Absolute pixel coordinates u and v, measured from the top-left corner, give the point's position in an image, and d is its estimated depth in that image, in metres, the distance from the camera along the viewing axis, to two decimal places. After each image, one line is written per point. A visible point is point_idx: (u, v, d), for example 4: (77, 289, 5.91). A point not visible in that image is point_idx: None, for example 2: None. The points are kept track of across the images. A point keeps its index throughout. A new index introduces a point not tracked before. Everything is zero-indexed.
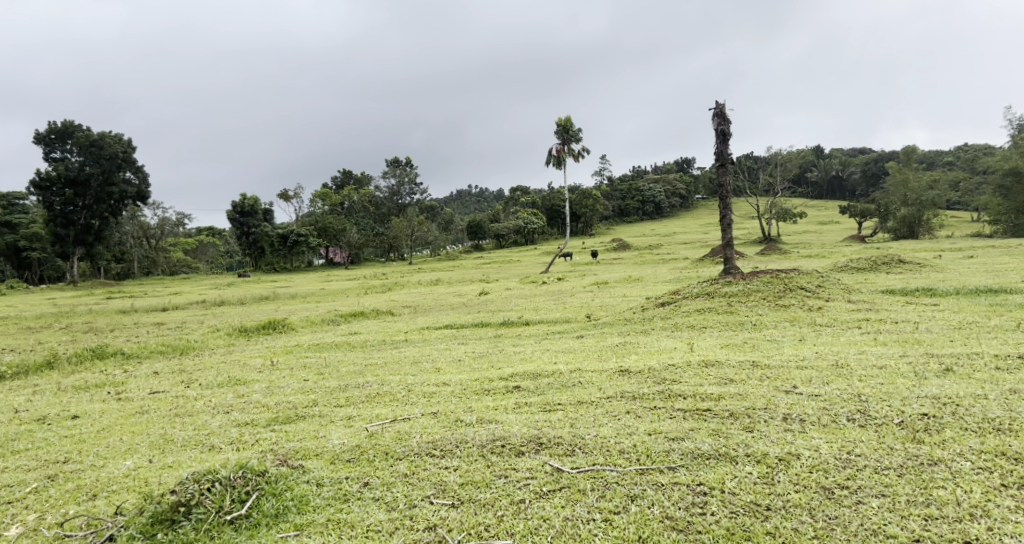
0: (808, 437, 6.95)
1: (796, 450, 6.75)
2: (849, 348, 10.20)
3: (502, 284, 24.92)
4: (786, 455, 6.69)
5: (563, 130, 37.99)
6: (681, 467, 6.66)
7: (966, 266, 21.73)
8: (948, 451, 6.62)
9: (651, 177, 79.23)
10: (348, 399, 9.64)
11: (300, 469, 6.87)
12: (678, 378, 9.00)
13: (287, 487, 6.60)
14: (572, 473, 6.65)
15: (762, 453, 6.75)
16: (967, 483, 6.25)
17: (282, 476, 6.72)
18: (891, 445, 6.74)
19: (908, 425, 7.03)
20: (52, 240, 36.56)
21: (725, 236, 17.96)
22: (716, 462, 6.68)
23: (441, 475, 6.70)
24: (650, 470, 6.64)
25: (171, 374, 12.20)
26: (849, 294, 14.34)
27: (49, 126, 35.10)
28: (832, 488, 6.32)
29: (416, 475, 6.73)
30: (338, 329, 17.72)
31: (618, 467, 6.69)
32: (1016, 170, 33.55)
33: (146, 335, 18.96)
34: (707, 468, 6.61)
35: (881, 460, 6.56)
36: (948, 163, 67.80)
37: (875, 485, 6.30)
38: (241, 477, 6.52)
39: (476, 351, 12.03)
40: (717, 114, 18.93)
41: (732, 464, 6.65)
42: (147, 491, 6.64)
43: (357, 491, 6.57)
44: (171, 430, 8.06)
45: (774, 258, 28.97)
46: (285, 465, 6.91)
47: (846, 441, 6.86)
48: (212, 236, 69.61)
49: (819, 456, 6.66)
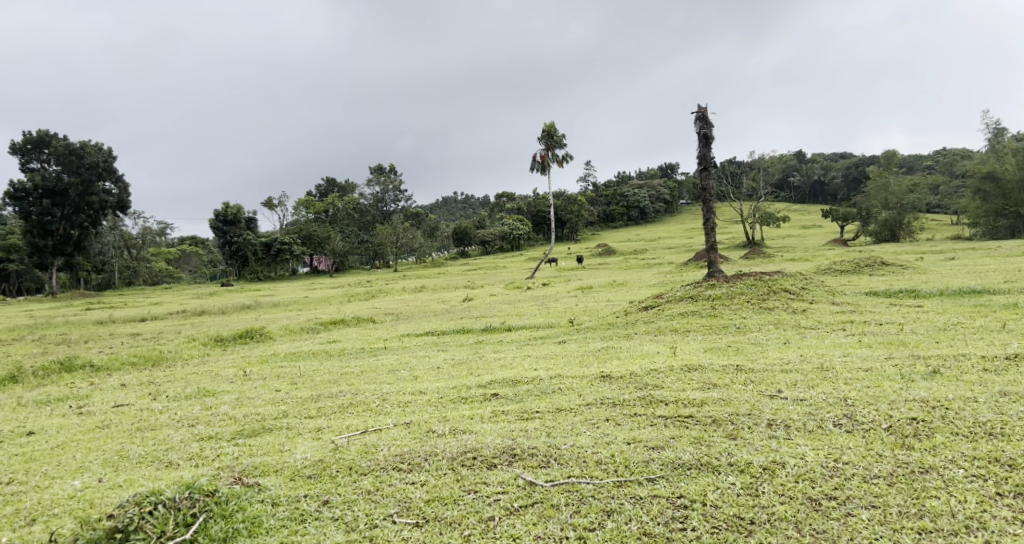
0: (793, 444, 6.68)
1: (779, 459, 6.47)
2: (834, 350, 9.98)
3: (485, 290, 24.56)
4: (770, 464, 6.42)
5: (547, 135, 37.81)
6: (661, 478, 6.37)
7: (948, 268, 21.66)
8: (940, 457, 6.37)
9: (636, 183, 79.26)
10: (319, 410, 9.30)
11: (257, 487, 6.51)
12: (660, 383, 8.73)
13: (239, 508, 6.24)
14: (546, 487, 6.35)
15: (745, 462, 6.47)
16: (962, 493, 6.00)
17: (235, 495, 6.35)
18: (878, 453, 6.47)
19: (897, 430, 6.79)
20: (30, 251, 35.71)
21: (708, 240, 17.75)
22: (697, 472, 6.40)
23: (408, 491, 6.38)
24: (628, 482, 6.35)
25: (139, 386, 11.81)
26: (833, 296, 14.15)
27: (24, 135, 34.47)
28: (818, 500, 6.05)
29: (381, 491, 6.40)
30: (317, 338, 17.34)
31: (594, 479, 6.39)
32: (994, 174, 33.68)
33: (119, 347, 18.48)
34: (688, 479, 6.33)
35: (869, 469, 6.30)
36: (928, 168, 68.34)
37: (864, 496, 6.04)
38: (188, 498, 6.16)
39: (455, 358, 11.69)
40: (699, 118, 18.75)
41: (714, 474, 6.36)
42: (88, 515, 6.26)
43: (316, 510, 6.23)
44: (127, 447, 7.69)
45: (757, 262, 28.82)
46: (240, 482, 6.55)
47: (833, 448, 6.59)
48: (195, 246, 68.81)
49: (803, 465, 6.38)
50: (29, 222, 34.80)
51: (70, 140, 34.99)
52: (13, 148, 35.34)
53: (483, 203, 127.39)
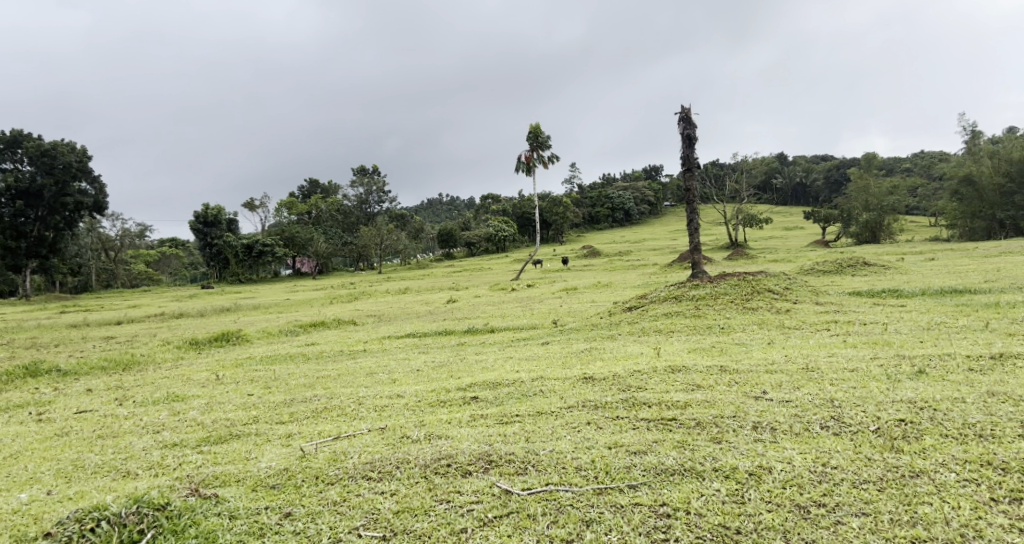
0: (780, 448, 6.47)
1: (767, 464, 6.26)
2: (819, 351, 9.83)
3: (469, 291, 24.29)
4: (756, 469, 6.21)
5: (533, 136, 37.58)
6: (643, 485, 6.14)
7: (929, 269, 21.63)
8: (930, 461, 6.19)
9: (621, 185, 79.24)
10: (292, 415, 9.03)
11: (216, 499, 6.17)
12: (644, 385, 8.49)
13: (192, 522, 5.89)
14: (522, 495, 6.09)
15: (731, 467, 6.25)
16: (955, 499, 5.81)
17: (188, 509, 5.98)
18: (867, 457, 6.27)
19: (885, 432, 6.59)
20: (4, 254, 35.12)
21: (692, 240, 17.55)
22: (681, 478, 6.17)
23: (376, 502, 6.10)
24: (608, 490, 6.11)
25: (105, 391, 11.72)
26: (817, 297, 14.01)
27: None
28: (807, 507, 5.84)
29: (349, 502, 6.12)
30: (295, 340, 17.00)
31: (573, 487, 6.15)
32: (970, 177, 33.88)
33: (92, 351, 18.04)
34: (671, 486, 6.10)
35: (858, 473, 6.10)
36: (907, 170, 68.83)
37: (854, 503, 5.84)
38: (136, 513, 5.80)
39: (435, 360, 11.41)
40: (682, 118, 18.60)
41: (698, 480, 6.14)
42: (30, 534, 5.93)
43: (276, 524, 5.94)
44: (82, 457, 7.46)
45: (740, 263, 28.81)
46: (196, 494, 6.20)
47: (820, 451, 6.40)
48: (176, 248, 67.91)
49: (791, 470, 6.17)
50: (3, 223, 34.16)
51: (42, 140, 34.18)
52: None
53: (467, 205, 126.92)
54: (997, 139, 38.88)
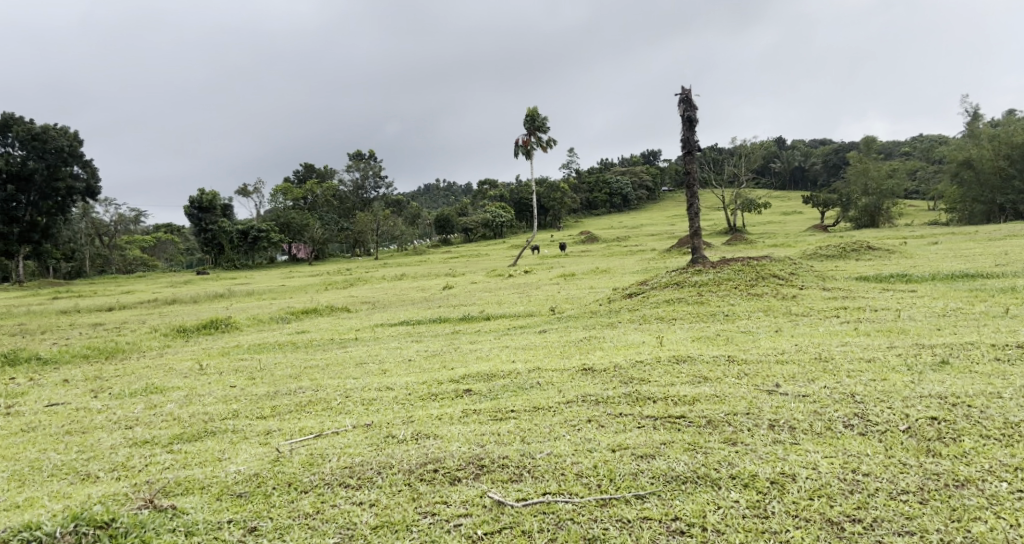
0: (803, 451, 5.93)
1: (789, 470, 5.71)
2: (831, 339, 9.27)
3: (466, 278, 23.64)
4: (779, 477, 5.66)
5: (531, 120, 36.91)
6: (651, 495, 5.60)
7: (934, 252, 21.04)
8: (975, 468, 5.64)
9: (619, 169, 78.48)
10: (274, 409, 8.48)
11: (173, 512, 5.59)
12: (647, 377, 7.96)
13: (138, 540, 5.29)
14: (516, 508, 5.55)
15: (750, 475, 5.71)
16: (1011, 515, 5.25)
17: (137, 525, 5.38)
18: (902, 463, 5.73)
19: (917, 432, 6.06)
20: None
21: (692, 225, 16.93)
22: (693, 488, 5.63)
23: (353, 514, 5.56)
24: (613, 501, 5.57)
25: (82, 382, 11.30)
26: (824, 282, 13.43)
27: None
28: (840, 524, 5.30)
29: (323, 514, 5.58)
30: (286, 327, 16.46)
31: (574, 498, 5.61)
32: (970, 160, 33.26)
33: (77, 338, 17.47)
34: (683, 497, 5.56)
35: (894, 483, 5.55)
36: (905, 153, 68.21)
37: (894, 519, 5.29)
38: (73, 534, 5.20)
39: (428, 350, 10.86)
40: (682, 100, 17.99)
41: (713, 490, 5.60)
42: None
43: (239, 541, 5.39)
44: (39, 461, 7.16)
45: (741, 248, 28.26)
46: (150, 506, 5.62)
47: (848, 456, 5.85)
48: (171, 234, 67.17)
49: (817, 478, 5.64)
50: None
51: (33, 124, 33.38)
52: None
53: (464, 192, 125.83)
54: (997, 122, 38.25)
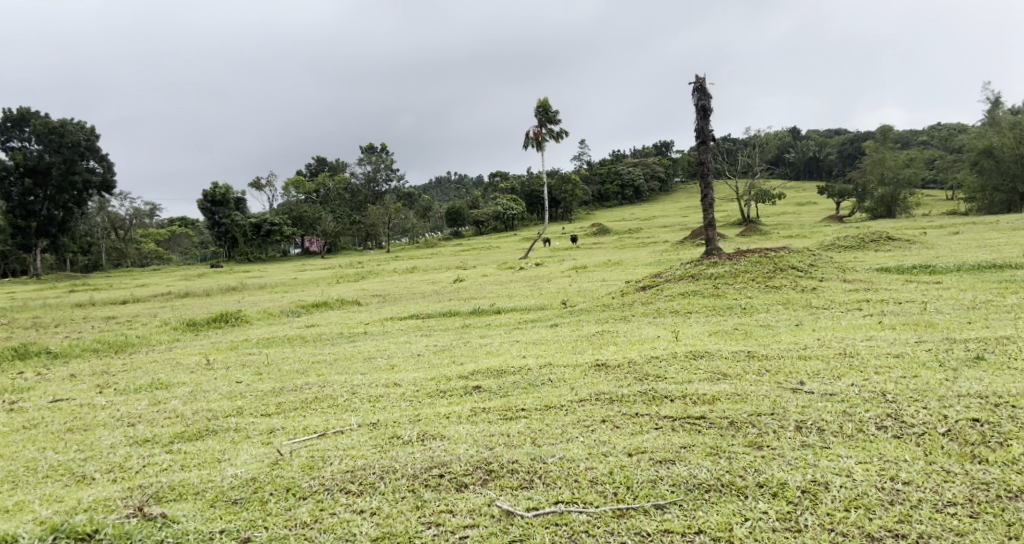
0: (835, 456, 5.61)
1: (822, 478, 5.39)
2: (856, 333, 8.89)
3: (477, 270, 23.36)
4: (811, 486, 5.35)
5: (542, 111, 36.49)
6: (672, 505, 5.30)
7: (955, 243, 20.49)
8: None
9: (631, 161, 77.84)
10: (279, 406, 8.21)
11: (163, 521, 5.34)
12: (663, 373, 7.63)
13: None
14: (527, 518, 5.27)
15: (779, 483, 5.39)
16: None
17: (123, 537, 5.12)
18: (945, 470, 5.39)
19: (959, 435, 5.72)
20: (14, 234, 34.43)
21: (706, 216, 16.52)
22: (717, 497, 5.32)
23: (353, 524, 5.29)
24: (631, 511, 5.27)
25: (89, 376, 11.11)
26: (844, 274, 13.02)
27: (5, 113, 33.09)
28: (880, 539, 4.97)
29: (323, 524, 5.32)
30: (297, 321, 16.25)
31: (588, 508, 5.32)
32: (991, 148, 32.53)
33: (89, 332, 17.33)
34: (707, 507, 5.25)
35: (938, 494, 5.22)
36: (923, 143, 67.19)
37: (940, 534, 4.95)
38: None
39: (438, 344, 10.58)
40: (696, 88, 17.57)
41: (739, 500, 5.29)
42: None
43: None
44: (36, 462, 6.91)
45: (755, 240, 27.82)
46: (140, 515, 5.37)
47: (885, 462, 5.52)
48: (185, 227, 67.36)
49: (852, 486, 5.32)
50: (11, 202, 33.39)
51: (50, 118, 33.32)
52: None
53: (476, 184, 125.76)
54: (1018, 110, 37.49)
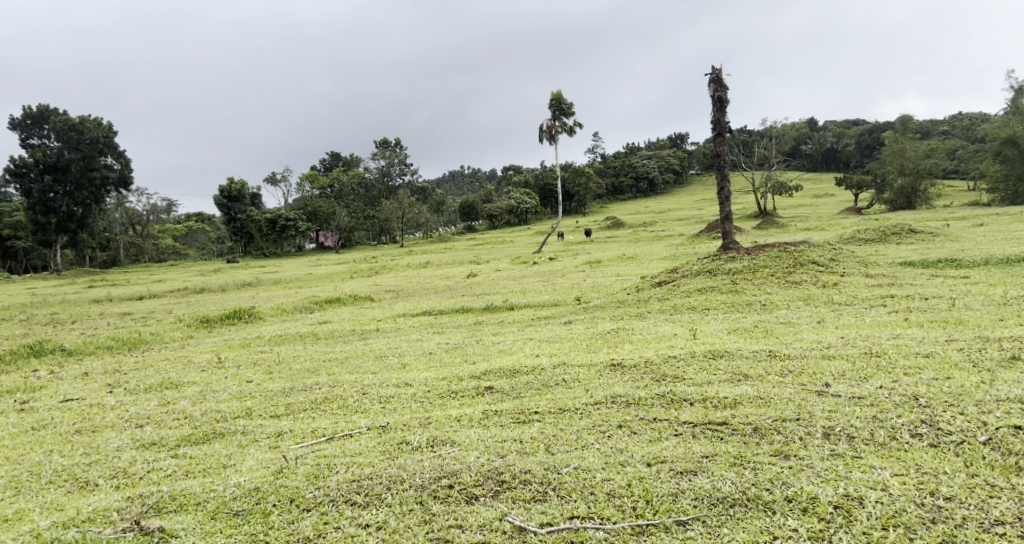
0: (867, 467, 5.40)
1: (855, 492, 5.20)
2: (881, 331, 8.58)
3: (490, 265, 23.10)
4: (844, 501, 5.16)
5: (556, 104, 36.15)
6: (695, 522, 5.12)
7: (980, 236, 19.98)
8: None
9: (646, 153, 77.20)
10: (288, 407, 8.04)
11: (160, 536, 5.28)
12: (681, 374, 7.38)
13: None
14: (541, 535, 5.11)
15: (808, 497, 5.20)
16: None
17: None
18: (989, 485, 5.17)
19: (1001, 445, 5.48)
20: (34, 229, 34.53)
21: (723, 209, 16.16)
22: (744, 513, 5.14)
23: (358, 539, 5.17)
24: (651, 528, 5.10)
25: (102, 374, 11.00)
26: (867, 269, 12.66)
27: (25, 111, 33.25)
28: None
29: (326, 539, 5.20)
30: (309, 317, 16.10)
31: (605, 524, 5.15)
32: (1015, 138, 31.83)
33: (104, 329, 17.27)
34: (733, 525, 5.08)
35: (984, 512, 5.02)
36: (944, 132, 66.06)
37: None
38: None
39: (450, 342, 10.35)
40: (712, 80, 17.22)
41: (767, 516, 5.11)
42: None
43: None
44: (41, 466, 6.77)
45: (772, 233, 27.38)
46: (137, 529, 5.33)
47: (922, 474, 5.30)
48: (202, 223, 67.55)
49: (889, 502, 5.12)
50: (31, 199, 33.54)
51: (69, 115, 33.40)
52: (12, 123, 34.03)
53: (490, 178, 125.60)
54: None
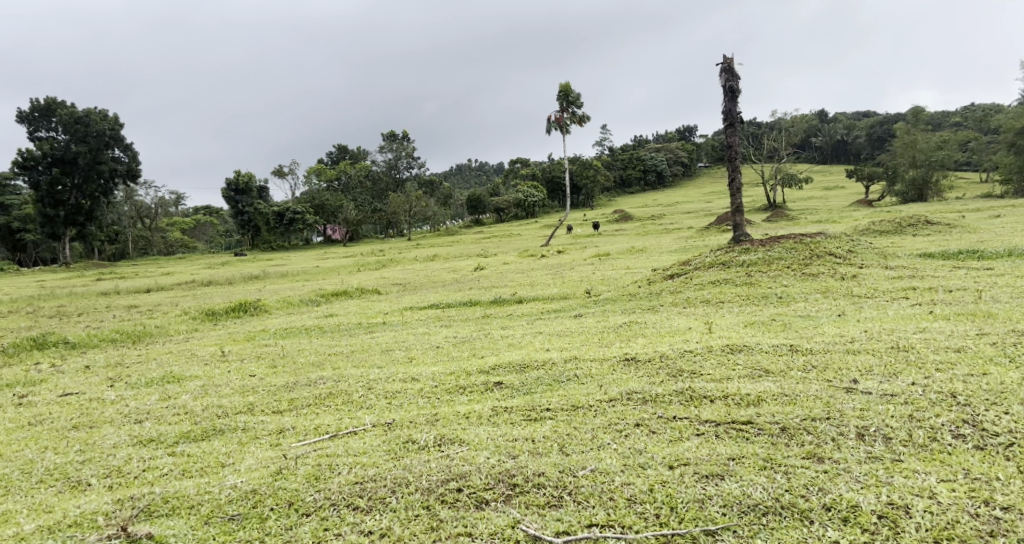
0: (911, 472, 5.07)
1: (899, 500, 4.89)
2: (906, 325, 8.23)
3: (499, 258, 22.81)
4: (887, 509, 4.85)
5: (564, 95, 35.75)
6: (725, 531, 4.82)
7: (998, 227, 19.55)
8: None
9: (654, 146, 76.65)
10: (291, 402, 7.74)
11: None
12: (697, 369, 7.06)
13: None
14: None
15: (848, 505, 4.89)
16: None
17: None
18: None
19: None
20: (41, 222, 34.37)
21: (735, 201, 15.77)
22: (778, 522, 4.83)
23: None
24: (678, 538, 4.80)
25: (104, 368, 10.74)
26: (886, 260, 12.27)
27: (32, 104, 33.05)
28: None
29: None
30: (314, 310, 15.83)
31: (629, 533, 4.85)
32: None
33: (109, 321, 17.05)
34: (767, 535, 4.77)
35: None
36: (956, 123, 65.27)
37: None
38: None
39: (457, 336, 10.04)
40: (724, 69, 16.83)
41: (803, 526, 4.80)
42: None
43: None
44: (33, 463, 6.51)
45: (783, 225, 26.98)
46: (124, 535, 5.06)
47: (971, 480, 4.98)
48: (210, 216, 67.45)
49: (938, 511, 4.80)
50: (40, 192, 33.32)
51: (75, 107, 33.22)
52: (20, 116, 33.88)
53: (498, 171, 125.20)
54: None
